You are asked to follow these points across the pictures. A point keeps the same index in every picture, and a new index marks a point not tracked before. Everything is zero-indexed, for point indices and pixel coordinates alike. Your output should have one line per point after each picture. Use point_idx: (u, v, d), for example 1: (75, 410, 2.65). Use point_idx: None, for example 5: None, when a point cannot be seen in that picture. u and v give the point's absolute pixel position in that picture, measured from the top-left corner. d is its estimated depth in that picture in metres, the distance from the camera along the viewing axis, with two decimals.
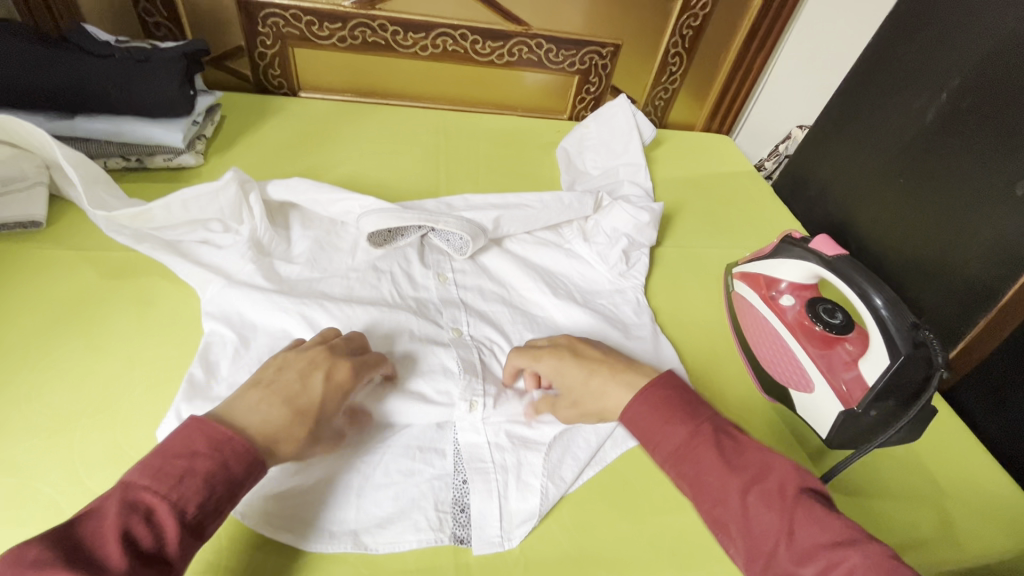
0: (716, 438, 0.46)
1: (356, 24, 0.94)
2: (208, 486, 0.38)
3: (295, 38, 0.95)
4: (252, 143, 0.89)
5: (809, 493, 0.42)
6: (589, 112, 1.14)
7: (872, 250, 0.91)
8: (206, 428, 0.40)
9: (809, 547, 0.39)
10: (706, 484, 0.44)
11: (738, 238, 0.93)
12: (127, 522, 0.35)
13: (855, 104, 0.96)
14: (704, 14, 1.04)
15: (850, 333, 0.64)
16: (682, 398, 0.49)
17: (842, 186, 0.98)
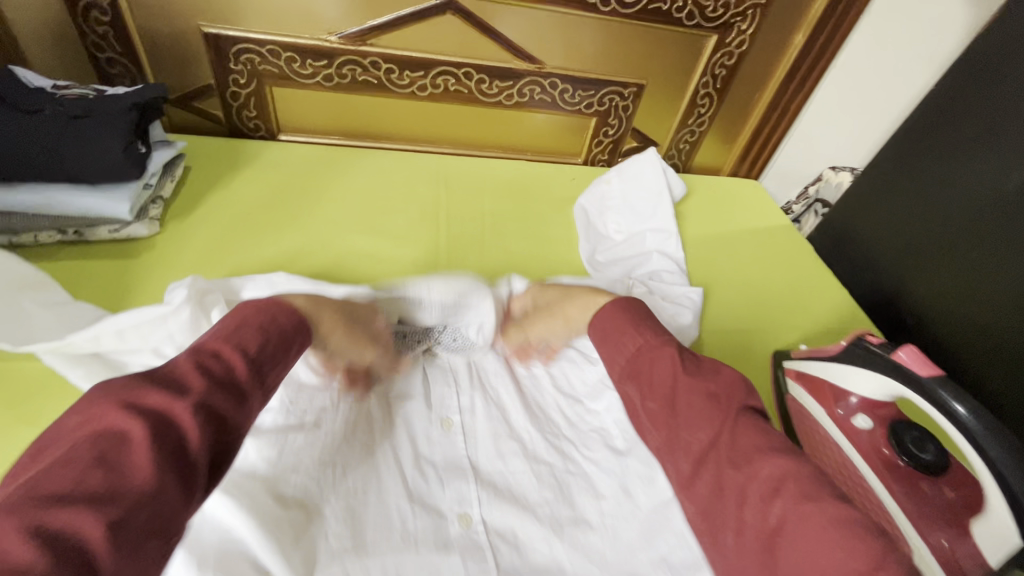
0: (675, 350, 0.49)
1: (344, 61, 0.82)
2: (265, 335, 0.44)
3: (273, 77, 0.82)
4: (219, 202, 0.76)
5: (752, 410, 0.45)
6: (606, 156, 1.02)
7: (936, 327, 0.79)
8: (257, 302, 0.47)
9: (745, 449, 0.42)
10: (654, 383, 0.48)
11: (781, 313, 0.81)
12: (200, 361, 0.40)
13: (913, 158, 0.85)
14: (739, 52, 0.93)
15: (943, 472, 0.54)
16: (640, 317, 0.54)
17: (896, 250, 0.86)
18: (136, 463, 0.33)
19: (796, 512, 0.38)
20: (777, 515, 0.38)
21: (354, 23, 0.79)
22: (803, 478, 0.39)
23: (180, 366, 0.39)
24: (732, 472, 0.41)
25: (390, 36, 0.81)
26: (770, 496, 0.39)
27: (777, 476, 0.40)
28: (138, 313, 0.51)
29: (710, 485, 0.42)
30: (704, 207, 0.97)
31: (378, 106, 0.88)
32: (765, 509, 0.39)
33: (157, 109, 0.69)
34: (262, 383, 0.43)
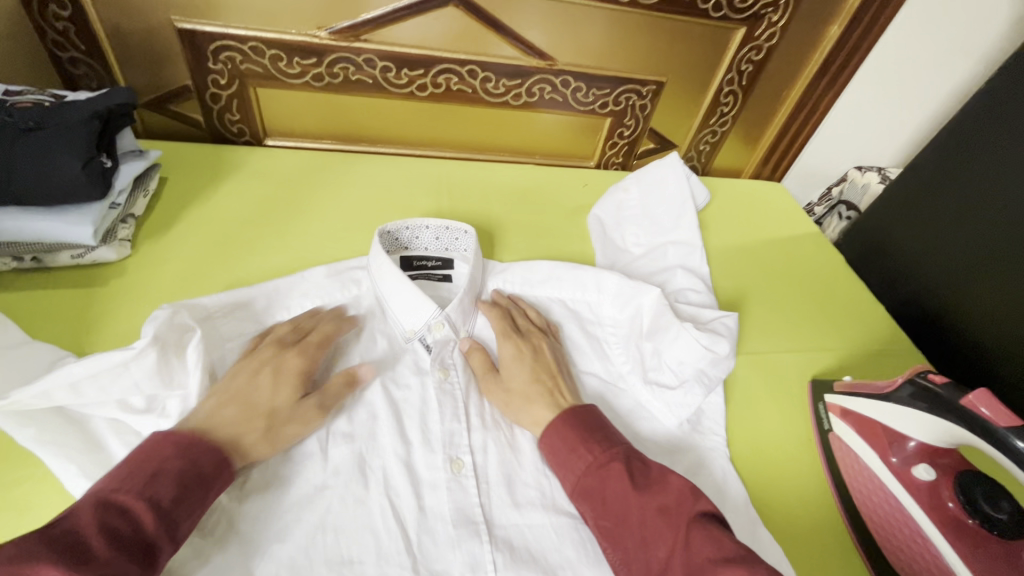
0: (625, 462, 0.47)
1: (336, 59, 0.74)
2: (181, 482, 0.39)
3: (257, 76, 0.75)
4: (198, 218, 0.69)
5: (703, 513, 0.43)
6: (621, 158, 0.95)
7: (983, 347, 0.73)
8: (172, 437, 0.41)
9: (700, 563, 0.40)
10: (605, 504, 0.46)
11: (816, 334, 0.74)
12: (101, 521, 0.35)
13: (960, 162, 0.77)
14: (768, 46, 0.85)
15: (1022, 537, 0.47)
16: (592, 425, 0.51)
17: (939, 262, 0.80)
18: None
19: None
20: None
21: (346, 16, 0.71)
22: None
23: (78, 519, 0.35)
24: None
25: (386, 31, 0.73)
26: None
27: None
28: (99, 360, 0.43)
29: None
30: (727, 213, 0.90)
31: (373, 107, 0.80)
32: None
33: (124, 116, 0.61)
34: (176, 529, 0.38)
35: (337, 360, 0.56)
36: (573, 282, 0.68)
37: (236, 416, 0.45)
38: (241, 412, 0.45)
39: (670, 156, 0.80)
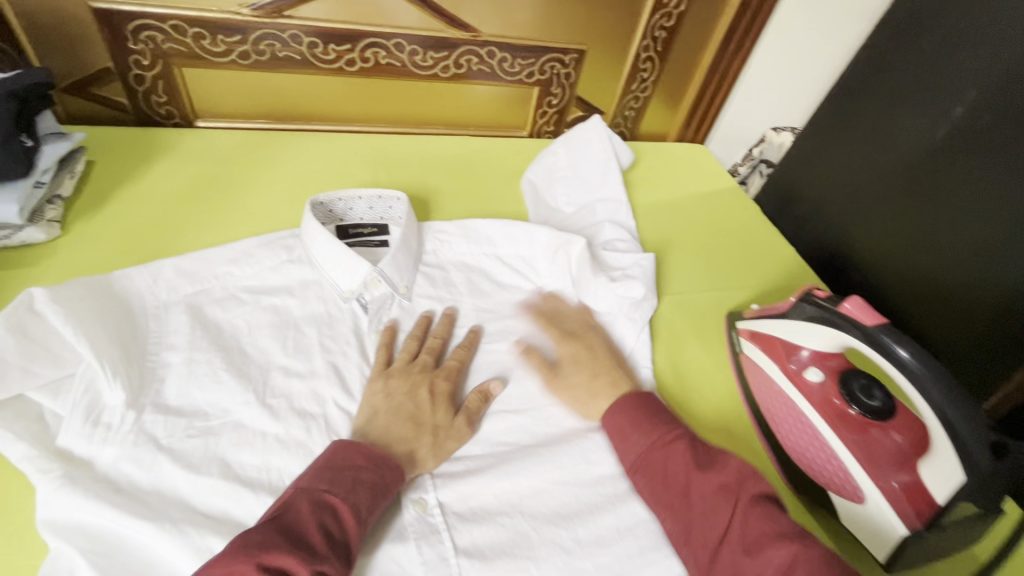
0: (688, 443, 0.49)
1: (261, 36, 0.75)
2: (373, 496, 0.44)
3: (181, 56, 0.75)
4: (129, 198, 0.69)
5: (760, 488, 0.45)
6: (551, 127, 0.99)
7: (876, 280, 0.82)
8: (365, 449, 0.46)
9: (757, 536, 0.42)
10: (666, 476, 0.48)
11: (731, 275, 0.81)
12: (322, 521, 0.41)
13: (848, 116, 0.86)
14: (678, 14, 0.93)
15: (892, 418, 0.54)
16: (663, 406, 0.53)
17: (836, 207, 0.88)
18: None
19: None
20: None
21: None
22: (814, 563, 0.39)
23: (302, 514, 0.40)
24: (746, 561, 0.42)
25: (311, 6, 0.75)
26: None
27: (787, 561, 0.40)
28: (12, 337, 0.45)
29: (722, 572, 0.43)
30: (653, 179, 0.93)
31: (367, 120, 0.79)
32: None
33: (43, 96, 0.61)
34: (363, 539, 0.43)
35: (281, 320, 0.59)
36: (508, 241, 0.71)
37: (407, 433, 0.50)
38: (410, 428, 0.50)
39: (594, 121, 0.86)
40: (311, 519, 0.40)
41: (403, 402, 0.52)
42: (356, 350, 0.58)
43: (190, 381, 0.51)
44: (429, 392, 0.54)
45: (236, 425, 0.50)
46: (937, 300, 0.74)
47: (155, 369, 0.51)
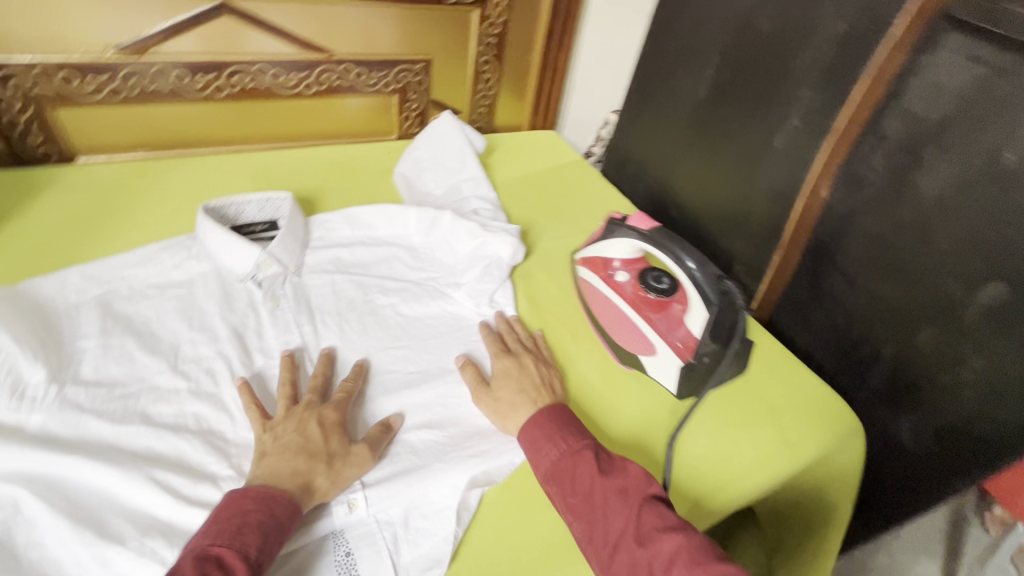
0: (594, 454, 0.56)
1: (129, 73, 0.84)
2: (263, 533, 0.47)
3: (54, 99, 0.82)
4: (15, 227, 0.75)
5: (652, 498, 0.54)
6: (417, 128, 1.14)
7: (689, 212, 1.00)
8: (251, 493, 0.49)
9: (647, 532, 0.51)
10: (575, 493, 0.55)
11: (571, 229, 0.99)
12: (207, 569, 0.44)
13: (643, 88, 1.05)
14: (501, 22, 1.09)
15: (676, 295, 0.73)
16: (571, 423, 0.60)
17: (651, 160, 1.07)
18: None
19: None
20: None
21: (130, 32, 0.81)
22: (692, 550, 0.49)
23: (178, 570, 0.43)
24: (638, 552, 0.50)
25: (174, 43, 0.84)
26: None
27: (670, 553, 0.49)
28: None
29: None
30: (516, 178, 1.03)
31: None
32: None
33: None
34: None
35: (180, 303, 0.68)
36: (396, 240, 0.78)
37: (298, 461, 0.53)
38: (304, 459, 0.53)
39: (444, 117, 1.01)
40: (192, 574, 0.43)
41: (293, 437, 0.55)
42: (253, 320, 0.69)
43: (103, 359, 0.60)
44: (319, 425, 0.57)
45: (152, 388, 0.59)
46: (729, 218, 0.93)
47: (72, 353, 0.60)
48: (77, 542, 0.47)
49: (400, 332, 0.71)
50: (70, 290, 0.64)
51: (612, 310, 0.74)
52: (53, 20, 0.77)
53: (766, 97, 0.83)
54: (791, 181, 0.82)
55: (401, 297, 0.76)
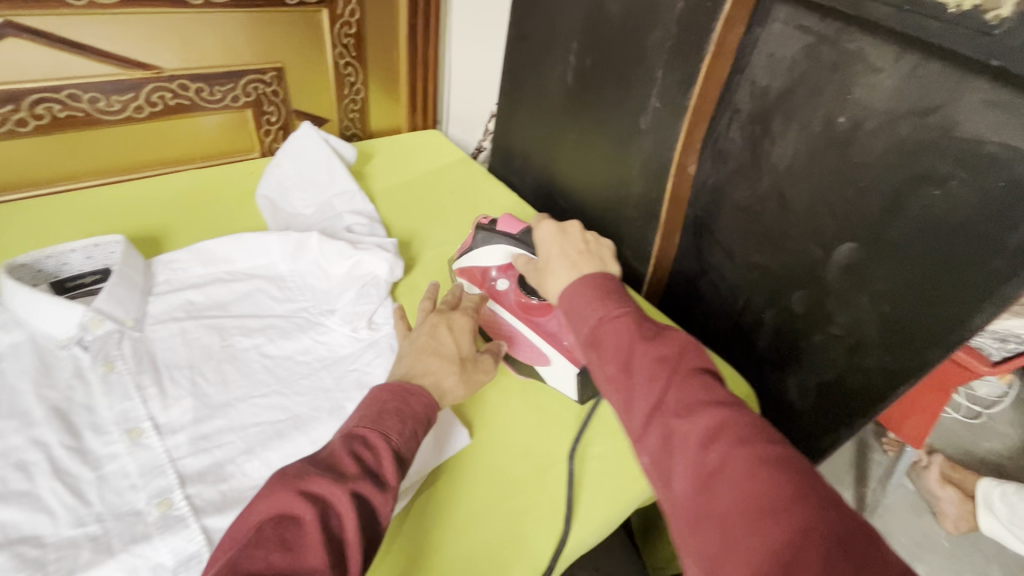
0: (634, 317, 0.50)
1: (249, 81, 0.95)
2: (404, 419, 0.49)
3: (186, 108, 0.91)
4: (143, 203, 0.87)
5: (703, 371, 0.47)
6: (500, 124, 1.15)
7: (704, 247, 0.84)
8: (390, 383, 0.51)
9: (690, 405, 0.44)
10: (603, 343, 0.49)
11: (631, 249, 0.94)
12: (352, 446, 0.45)
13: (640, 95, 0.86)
14: None
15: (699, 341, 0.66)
16: (620, 289, 0.54)
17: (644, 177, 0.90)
18: (308, 545, 0.38)
19: (738, 465, 0.40)
20: (717, 481, 0.40)
21: (268, 48, 0.95)
22: (744, 428, 0.42)
23: (335, 450, 0.44)
24: (677, 425, 0.43)
25: (301, 60, 1.00)
26: (711, 456, 0.41)
27: (719, 428, 0.42)
28: (57, 300, 0.61)
29: (654, 443, 0.44)
30: (583, 188, 1.00)
31: (329, 179, 0.93)
32: (709, 461, 0.41)
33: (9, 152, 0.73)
34: (403, 467, 0.46)
35: (258, 294, 0.75)
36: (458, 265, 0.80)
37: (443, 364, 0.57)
38: (438, 362, 0.57)
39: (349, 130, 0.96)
40: (343, 451, 0.44)
41: (426, 340, 0.59)
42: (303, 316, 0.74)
43: (176, 339, 0.67)
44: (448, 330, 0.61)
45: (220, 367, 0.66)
46: (767, 270, 0.76)
47: (161, 332, 0.68)
48: (122, 497, 0.52)
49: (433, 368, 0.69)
50: (169, 281, 0.74)
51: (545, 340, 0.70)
52: (218, 43, 0.89)
53: (848, 140, 0.62)
54: (875, 259, 0.63)
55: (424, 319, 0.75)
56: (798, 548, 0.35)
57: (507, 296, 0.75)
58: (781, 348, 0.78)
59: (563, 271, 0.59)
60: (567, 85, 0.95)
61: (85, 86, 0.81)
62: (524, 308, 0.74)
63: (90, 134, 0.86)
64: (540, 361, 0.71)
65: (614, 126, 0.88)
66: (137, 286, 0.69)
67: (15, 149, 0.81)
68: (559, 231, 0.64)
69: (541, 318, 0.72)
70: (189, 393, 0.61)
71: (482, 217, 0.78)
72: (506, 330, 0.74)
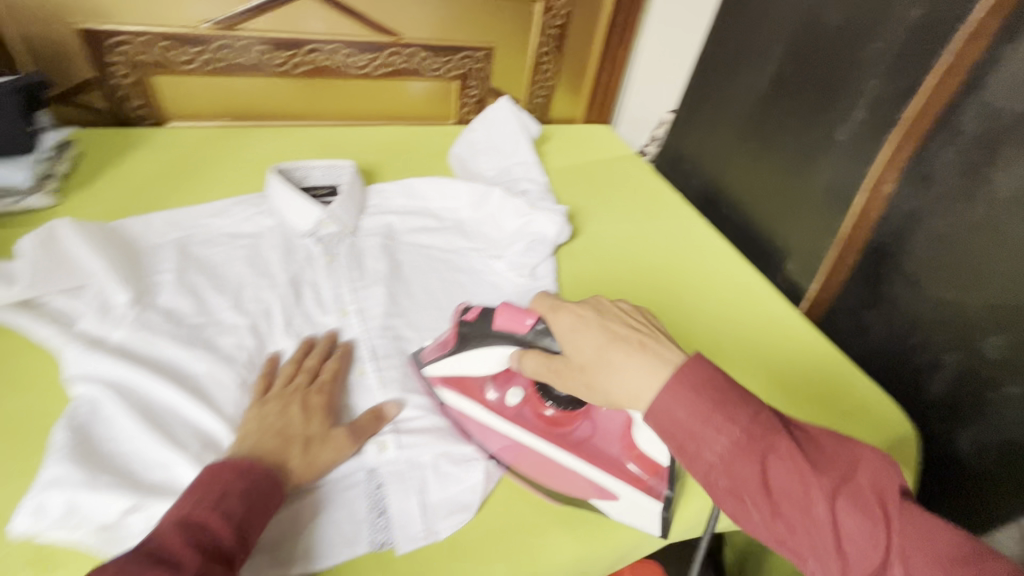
0: (791, 441, 0.44)
1: (463, 56, 1.09)
2: (246, 498, 0.46)
3: (410, 72, 1.07)
4: (362, 145, 1.04)
5: (897, 499, 0.43)
6: (673, 127, 1.19)
7: (885, 273, 0.79)
8: (229, 463, 0.48)
9: (881, 553, 0.41)
10: (757, 487, 0.43)
11: (797, 264, 0.91)
12: (189, 537, 0.42)
13: (788, 117, 0.90)
14: None
15: None
16: (729, 390, 0.45)
17: (784, 199, 0.92)
18: None
19: None
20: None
21: (487, 29, 1.08)
22: (917, 526, 0.42)
23: (167, 542, 0.41)
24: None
25: (511, 44, 1.12)
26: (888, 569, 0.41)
27: (886, 562, 0.41)
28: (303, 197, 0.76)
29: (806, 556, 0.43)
30: (753, 197, 0.99)
31: (513, 149, 1.03)
32: None
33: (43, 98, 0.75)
34: (245, 543, 0.44)
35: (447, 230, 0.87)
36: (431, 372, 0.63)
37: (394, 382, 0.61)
38: (280, 441, 0.52)
39: (501, 102, 1.06)
40: (175, 541, 0.41)
41: (274, 419, 0.54)
42: (476, 255, 0.84)
43: (379, 250, 0.80)
44: (301, 407, 0.56)
45: (408, 278, 0.78)
46: (963, 308, 0.69)
47: (367, 242, 0.81)
48: None
49: None
50: (378, 205, 0.87)
51: (534, 453, 0.58)
52: (449, 19, 1.03)
53: None
54: None
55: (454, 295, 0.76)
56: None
57: (522, 410, 0.60)
58: (957, 395, 0.71)
59: (632, 361, 0.48)
60: (760, 92, 0.95)
61: (347, 43, 0.99)
62: (545, 422, 0.60)
63: (337, 82, 1.04)
64: (595, 491, 0.57)
65: (810, 134, 0.87)
66: (357, 203, 0.84)
67: (285, 87, 1.01)
68: (586, 316, 0.53)
69: (566, 429, 0.59)
70: (385, 293, 0.74)
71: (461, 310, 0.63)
72: (496, 435, 0.60)
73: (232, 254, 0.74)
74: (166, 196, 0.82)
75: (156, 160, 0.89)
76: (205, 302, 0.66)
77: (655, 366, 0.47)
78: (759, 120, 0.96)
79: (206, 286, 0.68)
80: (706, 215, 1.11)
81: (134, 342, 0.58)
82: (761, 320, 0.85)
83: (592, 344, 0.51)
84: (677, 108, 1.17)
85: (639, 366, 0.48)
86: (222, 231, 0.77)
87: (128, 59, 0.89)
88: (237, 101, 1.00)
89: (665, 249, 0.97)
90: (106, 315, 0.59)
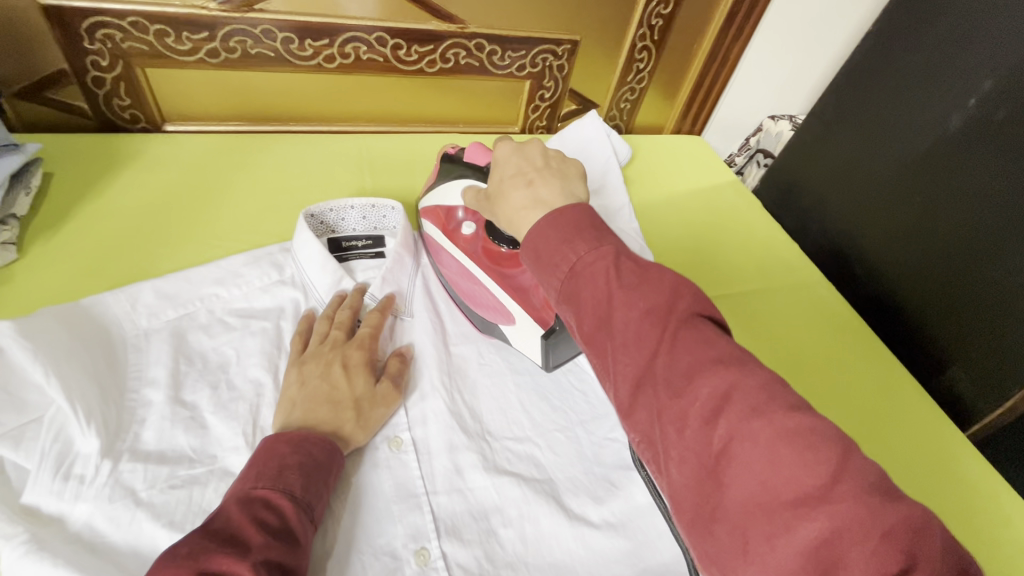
0: (613, 256, 0.37)
1: (540, 51, 0.85)
2: (304, 474, 0.42)
3: (474, 69, 0.84)
4: (410, 156, 0.82)
5: (702, 317, 0.35)
6: (791, 152, 0.95)
7: None
8: (282, 436, 0.44)
9: (684, 367, 0.32)
10: (592, 303, 0.36)
11: (969, 373, 0.70)
12: (252, 514, 0.38)
13: (991, 178, 0.66)
14: None
15: None
16: (592, 220, 0.39)
17: (956, 286, 0.70)
18: None
19: (750, 436, 0.29)
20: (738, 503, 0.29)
21: (575, 16, 0.84)
22: (756, 391, 0.30)
23: (234, 517, 0.37)
24: (672, 395, 0.32)
25: (601, 35, 0.88)
26: (718, 469, 0.30)
27: (723, 390, 0.31)
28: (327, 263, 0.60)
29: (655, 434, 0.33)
30: (904, 268, 0.77)
31: (600, 181, 0.82)
32: (708, 432, 0.30)
33: None
34: (312, 521, 0.41)
35: None
36: (427, 202, 0.66)
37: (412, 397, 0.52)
38: (340, 397, 0.49)
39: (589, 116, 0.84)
40: (243, 515, 0.38)
41: (328, 377, 0.50)
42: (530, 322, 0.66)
43: (436, 338, 0.60)
44: (343, 367, 0.52)
45: (483, 383, 0.58)
46: None
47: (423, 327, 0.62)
48: (380, 528, 0.47)
49: (598, 537, 0.50)
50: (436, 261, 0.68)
51: (478, 290, 0.60)
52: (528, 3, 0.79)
53: None
54: None
55: (542, 415, 0.57)
56: (831, 543, 0.26)
57: (474, 242, 0.62)
58: None
59: (517, 191, 0.44)
60: (942, 134, 0.72)
61: (395, 32, 0.76)
62: (493, 259, 0.61)
63: (379, 80, 0.81)
64: (501, 317, 0.59)
65: (1020, 211, 0.64)
66: (408, 269, 0.64)
67: (314, 84, 0.79)
68: (514, 146, 0.47)
69: (512, 271, 0.60)
70: (452, 413, 0.55)
71: (451, 146, 0.65)
72: (480, 299, 0.60)
73: (244, 346, 0.55)
74: (162, 247, 0.63)
75: (149, 185, 0.68)
76: (207, 437, 0.48)
77: (544, 202, 0.42)
78: (936, 175, 0.72)
79: (209, 408, 0.49)
80: (830, 275, 0.88)
81: (103, 523, 0.41)
82: (922, 451, 0.65)
83: (502, 165, 0.47)
84: (798, 130, 0.93)
85: (535, 195, 0.43)
86: (233, 306, 0.58)
87: (109, 46, 0.67)
88: (254, 100, 0.78)
89: (791, 330, 0.76)
90: (65, 478, 0.42)
